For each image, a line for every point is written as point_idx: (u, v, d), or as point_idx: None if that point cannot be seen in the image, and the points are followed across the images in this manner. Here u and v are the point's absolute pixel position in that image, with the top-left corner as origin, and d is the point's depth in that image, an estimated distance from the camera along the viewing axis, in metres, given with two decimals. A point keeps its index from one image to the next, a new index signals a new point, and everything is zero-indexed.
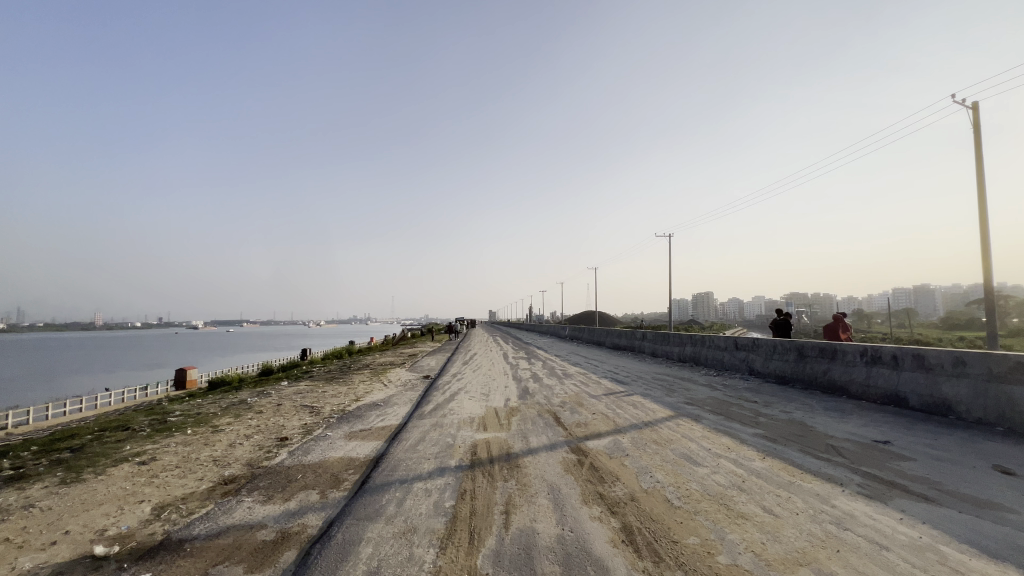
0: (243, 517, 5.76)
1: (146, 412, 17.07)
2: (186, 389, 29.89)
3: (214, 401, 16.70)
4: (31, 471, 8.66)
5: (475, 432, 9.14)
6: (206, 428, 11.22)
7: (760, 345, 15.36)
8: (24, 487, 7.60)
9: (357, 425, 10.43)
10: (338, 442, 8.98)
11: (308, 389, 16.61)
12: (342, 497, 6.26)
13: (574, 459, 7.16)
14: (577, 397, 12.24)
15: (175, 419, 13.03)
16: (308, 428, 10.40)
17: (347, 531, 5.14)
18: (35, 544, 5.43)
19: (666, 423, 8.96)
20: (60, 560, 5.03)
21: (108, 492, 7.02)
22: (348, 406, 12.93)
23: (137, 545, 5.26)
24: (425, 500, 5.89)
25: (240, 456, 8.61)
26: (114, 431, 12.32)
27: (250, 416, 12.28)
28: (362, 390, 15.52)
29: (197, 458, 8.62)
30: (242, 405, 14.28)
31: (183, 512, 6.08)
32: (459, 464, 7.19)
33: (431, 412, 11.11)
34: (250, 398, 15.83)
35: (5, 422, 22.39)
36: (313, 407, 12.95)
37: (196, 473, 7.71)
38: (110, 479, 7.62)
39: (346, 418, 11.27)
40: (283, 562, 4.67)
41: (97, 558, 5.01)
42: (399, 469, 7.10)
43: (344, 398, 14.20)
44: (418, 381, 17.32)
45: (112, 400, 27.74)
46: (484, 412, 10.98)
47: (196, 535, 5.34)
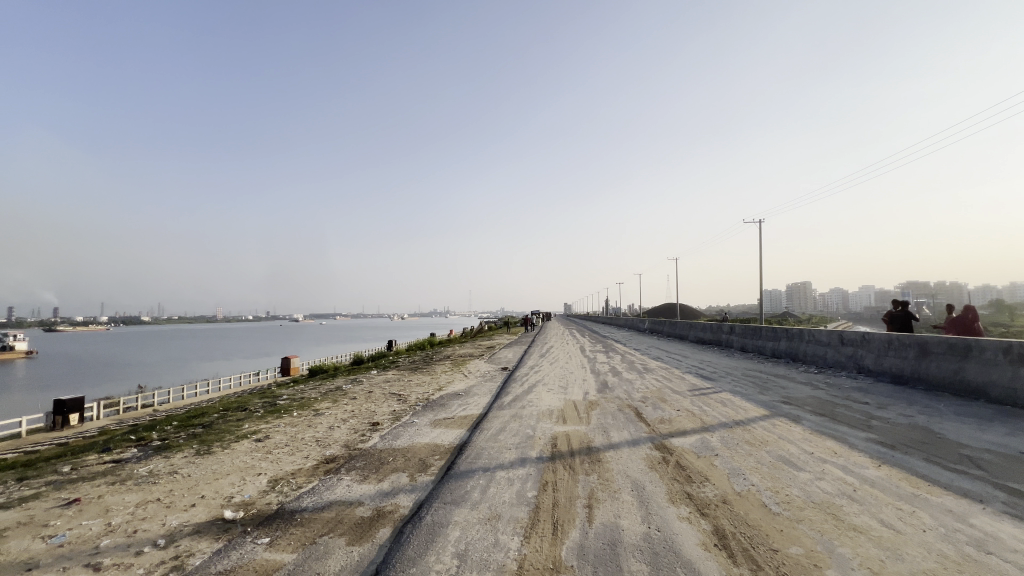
0: (343, 493, 6.28)
1: (259, 395, 19.22)
2: (290, 375, 33.15)
3: (315, 386, 18.38)
4: (174, 443, 10.13)
5: (555, 424, 9.15)
6: (308, 411, 12.37)
7: (872, 340, 13.75)
8: (169, 456, 8.91)
9: (441, 413, 10.90)
10: (424, 429, 9.46)
11: (396, 378, 17.67)
12: (430, 481, 6.58)
13: (659, 456, 6.91)
14: (659, 393, 11.78)
15: (284, 402, 14.53)
16: (397, 414, 11.07)
17: (435, 514, 5.40)
18: (178, 506, 6.34)
19: (761, 423, 8.34)
20: (198, 520, 5.81)
21: (233, 464, 8.01)
22: (432, 394, 13.55)
23: (258, 512, 5.93)
24: (508, 488, 6.03)
25: (338, 437, 9.38)
26: (235, 411, 14.02)
27: (346, 402, 13.33)
28: (444, 380, 16.21)
29: (303, 438, 9.53)
30: (338, 391, 15.57)
31: (293, 486, 6.76)
32: (540, 456, 7.24)
33: (510, 403, 11.32)
34: (345, 385, 17.17)
35: (152, 400, 26.33)
36: (400, 395, 13.76)
37: (302, 452, 8.53)
38: (233, 453, 8.68)
39: (431, 406, 11.84)
40: (379, 538, 5.01)
41: (227, 521, 5.73)
42: (482, 457, 7.31)
43: (428, 387, 14.92)
44: (496, 372, 17.72)
45: (232, 383, 31.52)
46: (563, 405, 10.96)
47: (305, 507, 5.91)
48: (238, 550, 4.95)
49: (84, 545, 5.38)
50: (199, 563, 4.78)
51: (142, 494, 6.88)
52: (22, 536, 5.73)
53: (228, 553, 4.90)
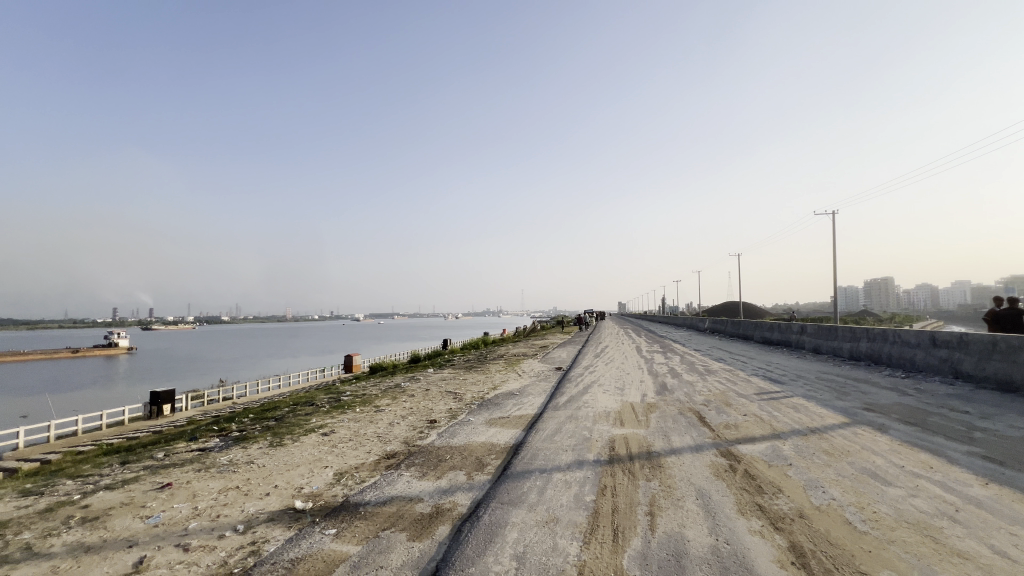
0: (404, 489, 6.45)
1: (325, 391, 20.26)
2: (352, 372, 34.73)
3: (375, 384, 19.12)
4: (251, 434, 10.88)
5: (612, 427, 8.92)
6: (370, 407, 12.88)
7: (971, 342, 12.33)
8: (246, 446, 9.57)
9: (496, 412, 10.97)
10: (480, 428, 9.55)
11: (452, 376, 18.04)
12: (486, 480, 6.61)
13: (725, 463, 6.53)
14: (723, 397, 11.19)
15: (347, 398, 15.23)
16: (453, 412, 11.26)
17: (493, 514, 5.40)
18: (254, 494, 6.78)
19: (840, 432, 7.68)
20: (272, 508, 6.18)
21: (302, 456, 8.48)
22: (487, 393, 13.68)
23: (325, 503, 6.22)
24: (565, 491, 5.93)
25: (398, 434, 9.66)
26: (304, 406, 14.87)
27: (405, 399, 13.76)
28: (499, 379, 16.34)
29: (365, 433, 9.92)
30: (397, 388, 16.10)
31: (357, 480, 7.03)
32: (597, 459, 7.07)
33: (565, 404, 11.20)
34: (403, 383, 17.73)
35: (231, 394, 28.51)
36: (456, 393, 14.00)
37: (365, 446, 8.87)
38: (302, 446, 9.18)
39: (486, 405, 11.95)
40: (438, 536, 5.08)
41: (297, 511, 6.04)
42: (538, 458, 7.26)
43: (483, 386, 15.09)
44: (550, 372, 17.61)
45: (301, 379, 33.49)
46: (620, 407, 10.67)
47: (368, 501, 6.12)
48: (308, 539, 5.20)
49: (175, 526, 5.87)
50: (273, 550, 5.06)
51: (223, 482, 7.42)
52: (124, 515, 6.35)
53: (299, 542, 5.16)
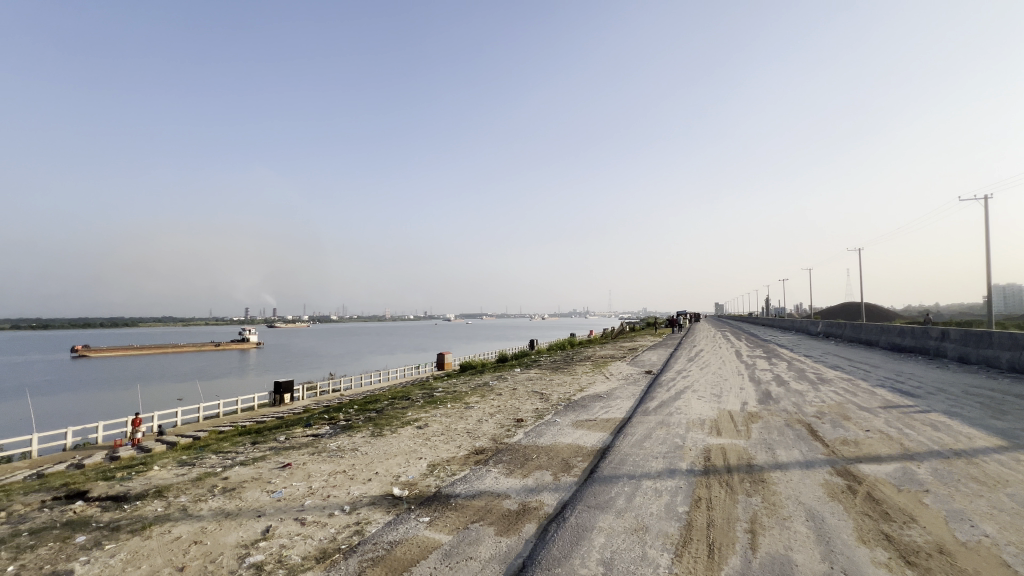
0: (492, 484, 6.64)
1: (420, 386, 21.51)
2: (444, 369, 36.45)
3: (465, 381, 19.87)
4: (356, 423, 11.90)
5: (707, 435, 8.40)
6: (460, 403, 13.43)
7: None
8: (351, 435, 10.48)
9: (583, 414, 10.86)
10: (566, 429, 9.53)
11: (538, 377, 18.17)
12: (573, 482, 6.56)
13: (842, 483, 5.83)
14: (840, 409, 9.99)
15: (439, 394, 16.02)
16: (540, 412, 11.34)
17: (579, 516, 5.36)
18: (358, 478, 7.40)
19: (995, 457, 6.49)
20: (373, 493, 6.70)
21: (399, 447, 9.08)
22: (574, 395, 13.58)
23: (420, 492, 6.61)
24: (656, 499, 5.70)
25: (486, 430, 9.97)
26: (401, 400, 15.92)
27: (493, 397, 14.14)
28: (585, 381, 16.15)
29: (456, 428, 10.37)
30: (486, 387, 16.59)
31: (448, 472, 7.37)
32: (691, 468, 6.70)
33: (655, 409, 10.74)
34: (491, 381, 18.19)
35: (339, 386, 31.32)
36: (543, 394, 14.09)
37: (455, 441, 9.27)
38: (400, 437, 9.84)
39: (573, 406, 11.86)
40: (525, 533, 5.15)
41: (395, 497, 6.49)
42: (626, 463, 7.06)
43: (570, 388, 15.02)
44: (639, 375, 17.00)
45: (398, 374, 35.85)
46: (717, 415, 9.99)
47: (459, 494, 6.39)
48: (404, 525, 5.56)
49: (294, 502, 6.61)
50: (374, 531, 5.48)
51: (332, 465, 8.20)
52: (254, 489, 7.30)
53: (397, 526, 5.54)
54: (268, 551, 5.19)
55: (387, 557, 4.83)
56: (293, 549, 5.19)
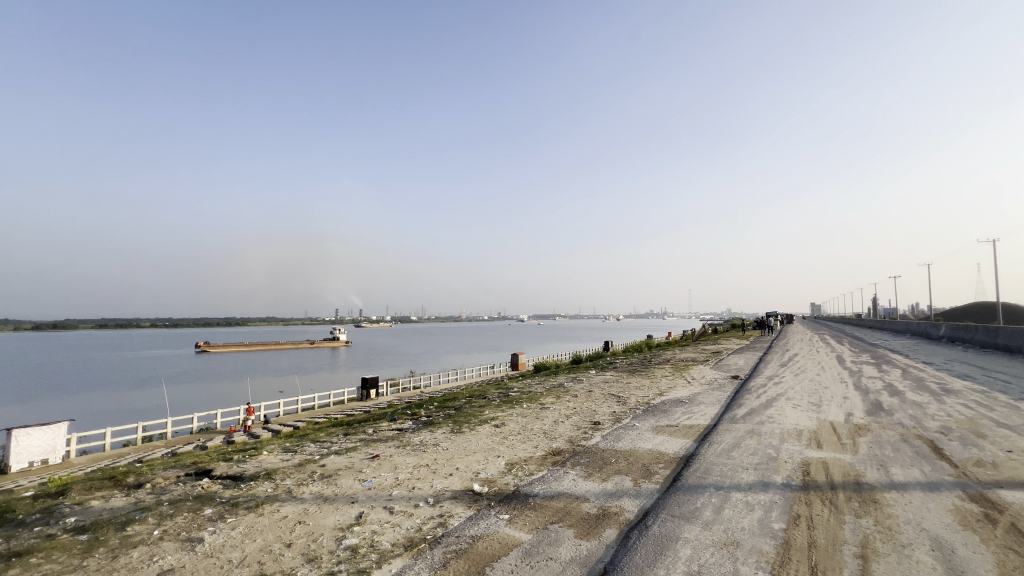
0: (570, 486, 6.60)
1: (496, 385, 21.94)
2: (518, 369, 36.85)
3: (540, 382, 19.95)
4: (436, 420, 12.39)
5: (805, 447, 7.72)
6: (536, 404, 13.50)
7: None
8: (432, 431, 10.94)
9: (663, 419, 10.45)
10: (646, 434, 9.23)
11: (615, 379, 17.78)
12: (655, 489, 6.34)
13: (977, 511, 5.07)
14: (971, 425, 8.70)
15: (515, 394, 16.22)
16: (618, 416, 11.08)
17: (663, 525, 5.17)
18: (440, 473, 7.72)
19: None
20: (455, 488, 6.94)
21: (478, 444, 9.34)
22: (653, 399, 13.11)
23: (499, 490, 6.75)
24: (747, 513, 5.34)
25: (563, 432, 9.93)
26: (478, 398, 16.34)
27: (569, 398, 14.07)
28: (665, 385, 15.52)
29: (532, 428, 10.44)
30: (561, 388, 16.53)
31: (526, 471, 7.45)
32: (787, 483, 6.19)
33: (744, 417, 10.06)
34: (566, 383, 18.08)
35: (419, 383, 32.77)
36: (620, 397, 13.73)
37: (533, 441, 9.34)
38: (478, 435, 10.10)
39: (652, 411, 11.43)
40: (606, 538, 5.07)
41: (476, 493, 6.67)
42: (712, 473, 6.69)
43: (648, 391, 14.53)
44: (725, 381, 16.01)
45: (474, 373, 36.80)
46: (816, 426, 9.14)
47: (537, 494, 6.43)
48: (485, 520, 5.70)
49: (383, 491, 7.05)
50: (456, 525, 5.68)
51: (416, 459, 8.63)
52: (348, 477, 7.89)
53: (478, 521, 5.69)
54: (362, 536, 5.57)
55: (470, 550, 4.98)
56: (384, 535, 5.53)
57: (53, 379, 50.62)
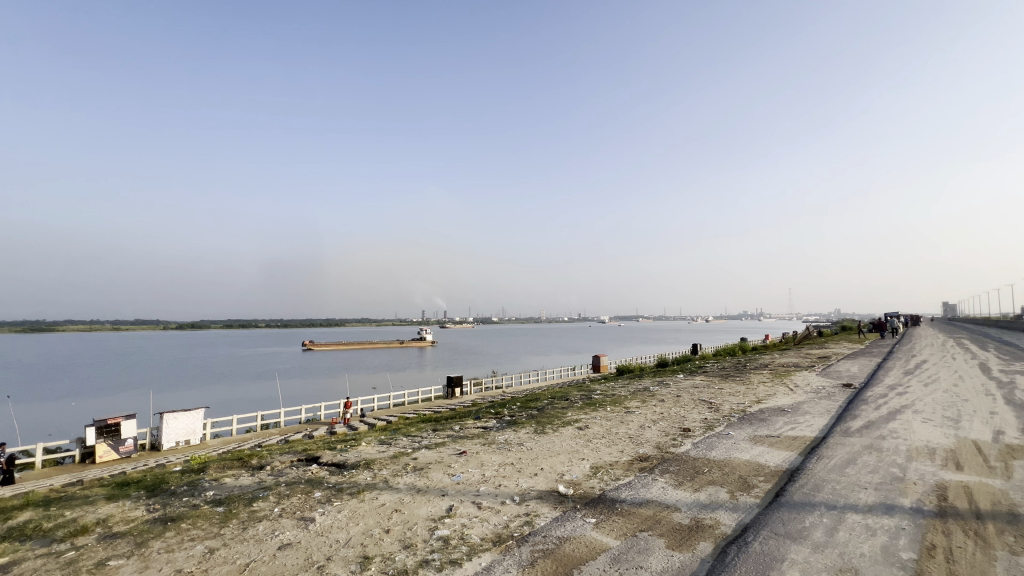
0: (660, 495, 6.35)
1: (577, 387, 21.69)
2: (600, 372, 36.13)
3: (624, 385, 19.40)
4: (520, 420, 12.57)
5: (939, 468, 6.72)
6: (620, 407, 13.17)
7: None
8: (516, 430, 11.14)
9: (762, 429, 9.68)
10: (743, 444, 8.61)
11: (705, 384, 16.77)
12: (754, 503, 5.89)
13: None
14: None
15: (598, 397, 15.93)
16: (710, 423, 10.47)
17: (765, 543, 4.78)
18: (525, 472, 7.81)
19: None
20: (540, 488, 6.99)
21: (562, 446, 9.32)
22: (749, 407, 12.18)
23: (585, 493, 6.67)
24: (867, 538, 4.77)
25: (651, 438, 9.58)
26: (560, 400, 16.30)
27: (655, 403, 13.54)
28: (763, 392, 14.33)
29: (617, 432, 10.20)
30: (647, 392, 15.95)
31: (612, 476, 7.30)
32: (918, 508, 5.42)
33: (860, 431, 8.99)
34: (652, 387, 17.39)
35: (501, 384, 33.35)
36: (712, 403, 12.94)
37: (618, 446, 9.12)
38: (562, 436, 10.08)
39: (749, 420, 10.62)
40: (700, 551, 4.80)
41: (561, 495, 6.66)
42: (822, 491, 6.06)
43: (744, 398, 13.52)
44: (835, 389, 14.43)
45: (555, 374, 36.68)
46: (954, 444, 7.90)
47: (624, 500, 6.26)
48: (571, 522, 5.68)
49: (471, 486, 7.30)
50: (542, 524, 5.71)
51: (502, 457, 8.83)
52: (438, 470, 8.27)
53: (564, 523, 5.68)
54: (453, 528, 5.80)
55: (557, 551, 4.99)
56: (473, 529, 5.72)
57: (194, 371, 58.87)
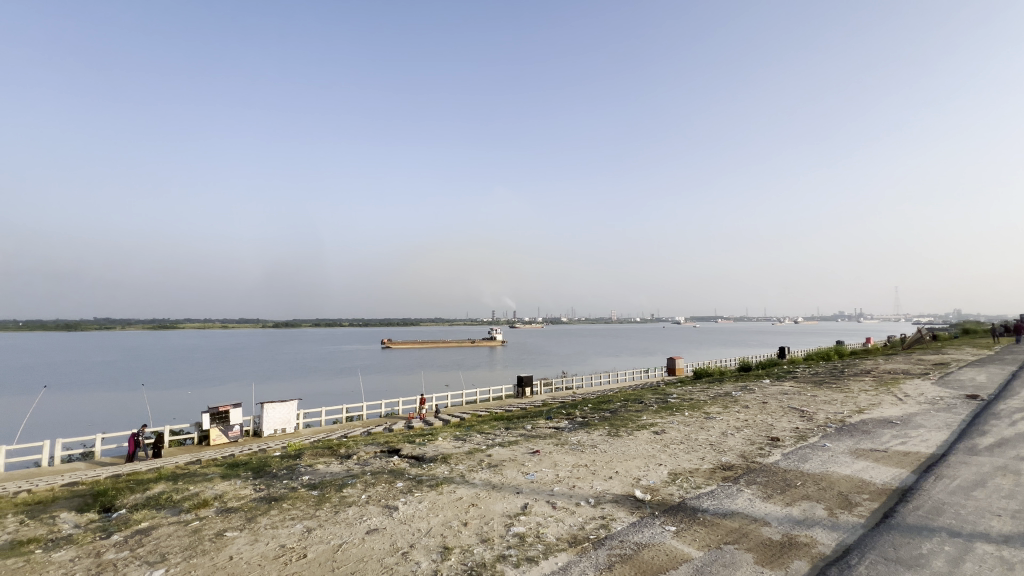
0: (746, 507, 5.97)
1: (651, 390, 20.96)
2: (676, 375, 34.66)
3: (703, 389, 18.46)
4: (592, 421, 12.42)
5: None
6: (699, 412, 12.55)
7: None
8: (589, 431, 11.02)
9: (865, 442, 8.76)
10: (842, 457, 7.85)
11: (796, 391, 15.47)
12: (859, 523, 5.36)
13: None
14: None
15: (674, 401, 15.29)
16: (802, 433, 9.66)
17: (872, 569, 4.33)
18: (600, 475, 7.70)
19: None
20: (616, 491, 6.86)
21: (637, 450, 9.08)
22: (849, 417, 11.07)
23: (663, 499, 6.45)
24: (999, 572, 4.18)
25: (734, 446, 9.04)
26: (634, 403, 15.85)
27: (738, 409, 12.74)
28: (866, 401, 12.95)
29: (697, 438, 9.74)
30: (728, 397, 15.06)
31: (693, 484, 6.98)
32: None
33: (990, 449, 7.83)
34: (734, 392, 16.38)
35: (571, 384, 33.06)
36: (804, 412, 11.91)
37: (698, 452, 8.70)
38: (637, 440, 9.82)
39: (849, 431, 9.66)
40: (794, 570, 4.46)
41: (638, 499, 6.49)
42: (942, 515, 5.38)
43: (843, 407, 12.31)
44: (955, 400, 12.72)
45: (628, 376, 35.67)
46: None
47: (706, 509, 5.96)
48: (649, 529, 5.51)
49: (546, 486, 7.33)
50: (619, 529, 5.60)
51: (575, 458, 8.77)
52: (512, 468, 8.41)
53: (641, 529, 5.53)
54: (529, 526, 5.87)
55: (635, 557, 4.87)
56: (548, 528, 5.75)
57: (288, 366, 64.55)
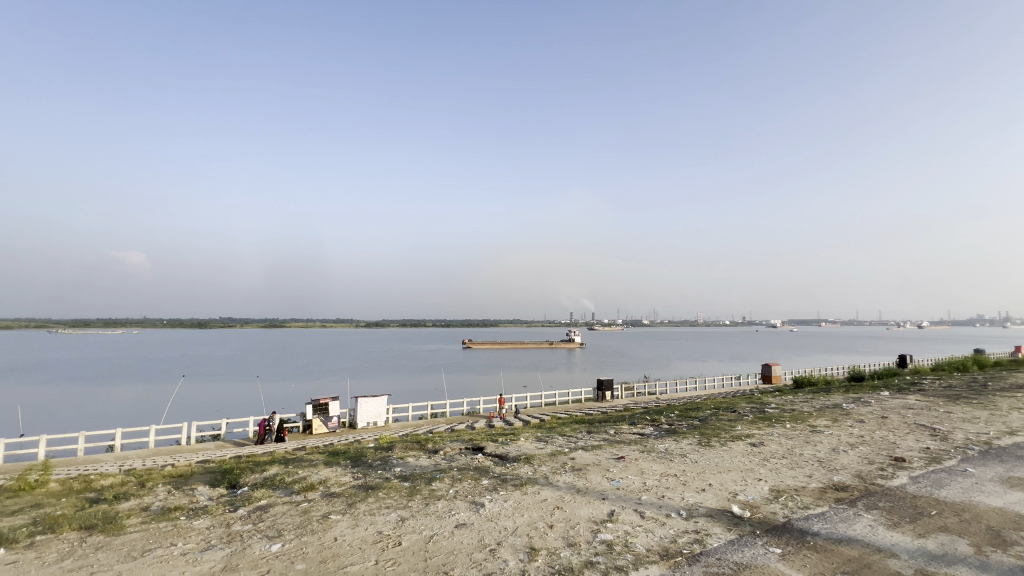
0: (866, 534, 5.31)
1: (744, 399, 19.49)
2: (772, 382, 31.90)
3: (806, 400, 16.77)
4: (680, 429, 11.80)
5: None
6: (803, 425, 11.40)
7: None
8: (678, 440, 10.47)
9: (1021, 470, 7.39)
10: (992, 486, 6.67)
11: (924, 406, 13.49)
12: (1017, 566, 4.52)
13: None
14: None
15: (772, 411, 14.07)
16: (934, 454, 8.40)
17: None
18: (691, 486, 7.28)
19: None
20: (710, 505, 6.45)
21: (733, 462, 8.47)
22: (997, 439, 9.41)
23: (765, 518, 5.93)
24: None
25: (848, 464, 8.08)
26: (726, 411, 14.83)
27: (851, 424, 11.40)
28: (1020, 421, 10.93)
29: (802, 453, 8.87)
30: (837, 410, 13.54)
31: (800, 503, 6.35)
32: None
33: None
34: (844, 404, 14.67)
35: (654, 390, 31.77)
36: (936, 430, 10.34)
37: (804, 469, 7.90)
38: (732, 452, 9.16)
39: (998, 456, 8.20)
40: None
41: (736, 516, 6.04)
42: None
43: (988, 427, 10.50)
44: None
45: (717, 382, 33.48)
46: None
47: (817, 533, 5.39)
48: (751, 549, 5.10)
49: (633, 494, 7.08)
50: (716, 545, 5.25)
51: (663, 467, 8.38)
52: (597, 473, 8.24)
53: (741, 548, 5.13)
54: (616, 534, 5.70)
55: None
56: (638, 538, 5.54)
57: (379, 363, 69.15)
